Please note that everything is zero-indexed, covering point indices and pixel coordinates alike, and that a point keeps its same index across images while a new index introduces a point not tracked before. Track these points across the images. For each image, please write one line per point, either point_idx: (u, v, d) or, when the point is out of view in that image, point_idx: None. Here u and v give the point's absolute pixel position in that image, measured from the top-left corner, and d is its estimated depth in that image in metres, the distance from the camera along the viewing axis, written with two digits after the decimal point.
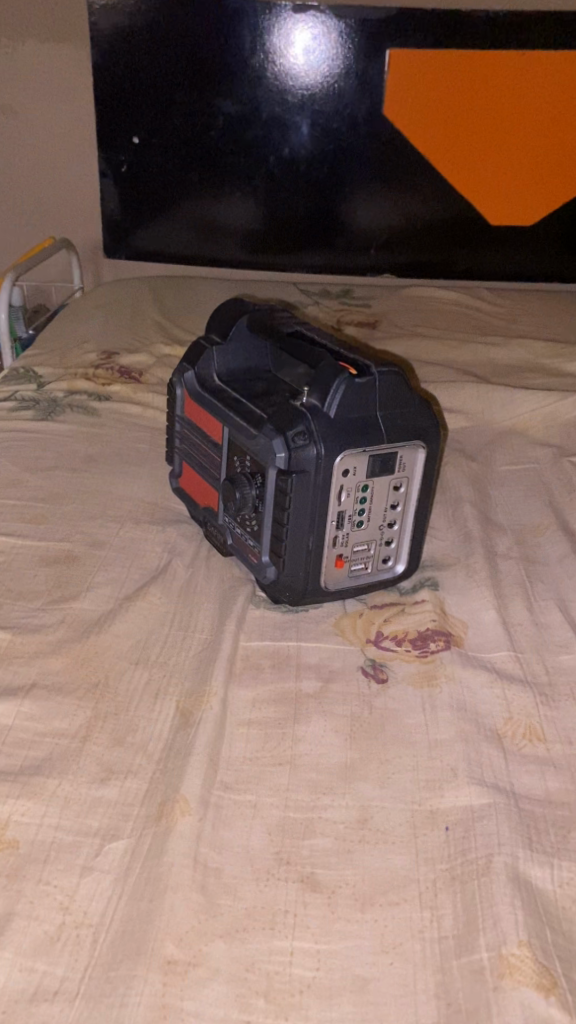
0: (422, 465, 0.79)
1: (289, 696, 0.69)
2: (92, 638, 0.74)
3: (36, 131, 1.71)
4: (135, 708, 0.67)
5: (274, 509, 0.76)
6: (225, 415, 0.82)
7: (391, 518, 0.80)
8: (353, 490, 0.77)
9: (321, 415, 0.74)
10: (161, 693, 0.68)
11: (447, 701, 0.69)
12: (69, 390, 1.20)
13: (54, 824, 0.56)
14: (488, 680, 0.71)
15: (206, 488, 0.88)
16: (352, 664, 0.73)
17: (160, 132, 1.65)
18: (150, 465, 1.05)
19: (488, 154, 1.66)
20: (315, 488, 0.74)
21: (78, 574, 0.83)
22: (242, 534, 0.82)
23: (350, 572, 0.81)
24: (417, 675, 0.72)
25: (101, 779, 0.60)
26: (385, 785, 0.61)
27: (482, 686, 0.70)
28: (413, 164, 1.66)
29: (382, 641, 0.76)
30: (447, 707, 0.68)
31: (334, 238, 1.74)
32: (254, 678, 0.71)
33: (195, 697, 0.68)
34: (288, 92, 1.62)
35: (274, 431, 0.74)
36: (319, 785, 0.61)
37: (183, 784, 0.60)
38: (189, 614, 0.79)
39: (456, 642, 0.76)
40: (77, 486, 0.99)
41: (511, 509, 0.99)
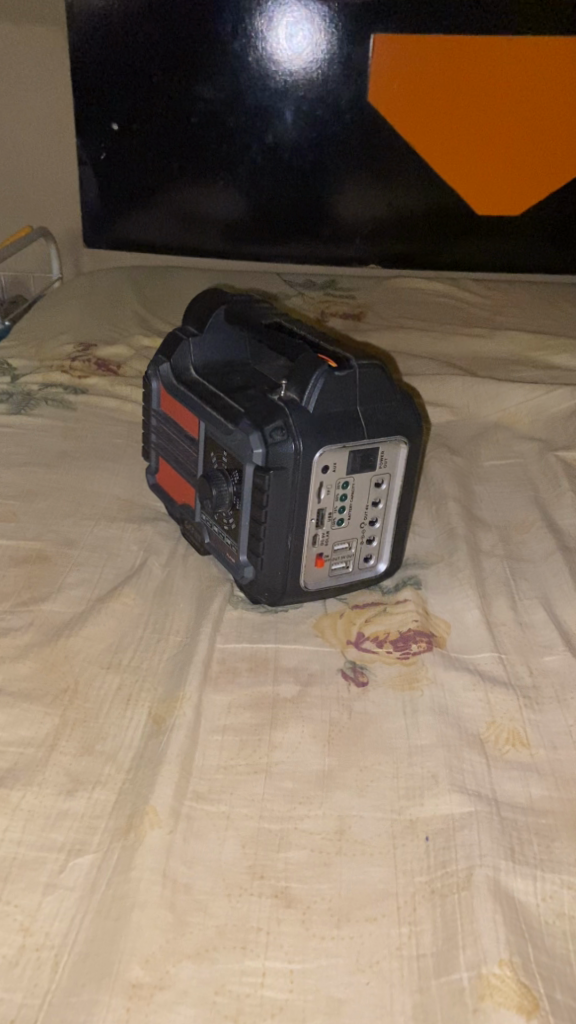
0: (405, 462, 0.77)
1: (265, 701, 0.67)
2: (61, 643, 0.72)
3: (12, 118, 1.68)
4: (105, 717, 0.65)
5: (252, 508, 0.74)
6: (201, 411, 0.80)
7: (372, 517, 0.78)
8: (333, 487, 0.75)
9: (299, 410, 0.72)
10: (133, 701, 0.66)
11: (429, 706, 0.66)
12: (44, 383, 1.17)
13: (16, 839, 0.54)
14: (471, 684, 0.68)
15: (184, 485, 0.87)
16: (331, 668, 0.71)
17: (140, 119, 1.62)
18: (126, 461, 1.03)
19: (475, 143, 1.64)
20: (293, 485, 0.73)
21: (49, 575, 0.81)
22: (219, 533, 0.80)
23: (330, 571, 0.79)
24: (399, 678, 0.69)
25: (68, 791, 0.58)
26: (364, 794, 0.59)
27: (464, 689, 0.67)
28: (397, 153, 1.64)
29: (362, 642, 0.74)
30: (428, 712, 0.65)
31: (317, 228, 1.72)
32: (231, 683, 0.69)
33: (168, 704, 0.66)
34: (271, 78, 1.59)
35: (251, 428, 0.73)
36: (295, 795, 0.58)
37: (152, 795, 0.58)
38: (163, 616, 0.77)
39: (438, 643, 0.73)
40: (51, 484, 0.96)
41: (495, 505, 0.97)
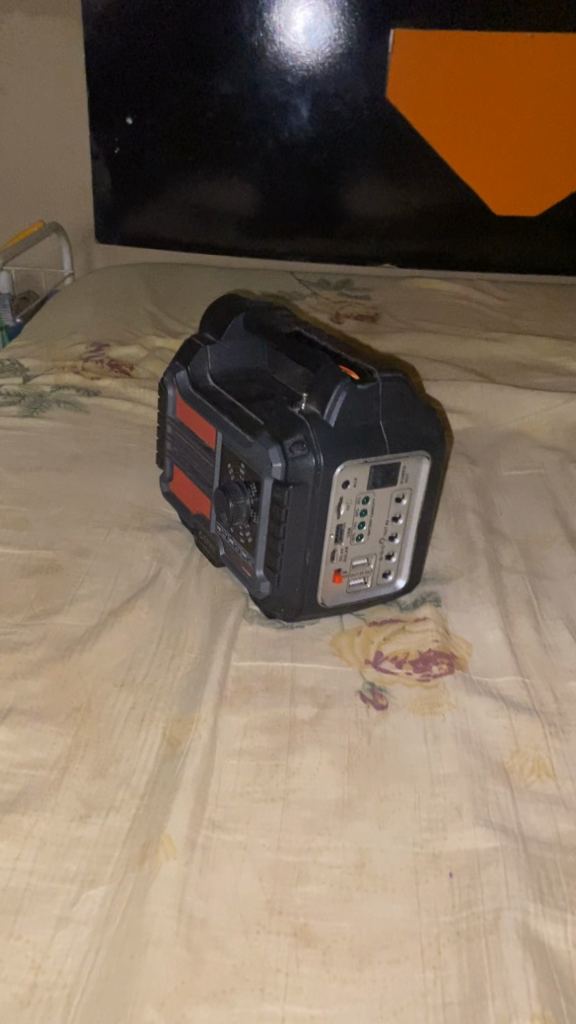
0: (426, 476, 0.75)
1: (283, 724, 0.65)
2: (73, 659, 0.70)
3: (25, 111, 1.65)
4: (118, 738, 0.63)
5: (269, 522, 0.73)
6: (219, 421, 0.78)
7: (391, 533, 0.77)
8: (353, 502, 0.73)
9: (320, 423, 0.70)
10: (147, 721, 0.65)
11: (452, 733, 0.64)
12: (56, 384, 1.15)
13: (27, 869, 0.52)
14: (494, 710, 0.66)
15: (199, 495, 0.85)
16: (350, 690, 0.69)
17: (154, 114, 1.59)
18: (139, 467, 1.01)
19: (494, 143, 1.62)
20: (313, 500, 0.71)
21: (61, 586, 0.79)
22: (235, 545, 0.79)
23: (348, 588, 0.77)
24: (420, 702, 0.67)
25: (81, 817, 0.56)
26: (385, 825, 0.57)
27: (487, 716, 0.65)
28: (415, 151, 1.62)
29: (381, 662, 0.72)
30: (450, 739, 0.63)
31: (332, 226, 1.70)
32: (247, 704, 0.67)
33: (183, 725, 0.64)
34: (288, 74, 1.56)
35: (270, 441, 0.71)
36: (313, 826, 0.57)
37: (168, 823, 0.56)
38: (177, 631, 0.75)
39: (460, 665, 0.71)
40: (62, 490, 0.95)
41: (515, 517, 0.95)
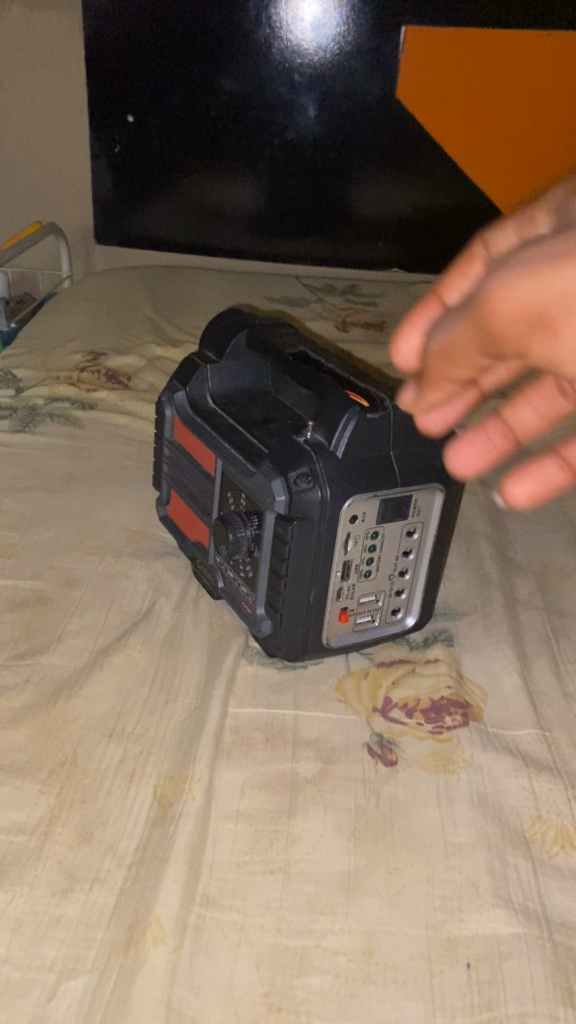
0: (440, 509, 0.70)
1: (284, 783, 0.60)
2: (59, 706, 0.65)
3: (23, 108, 1.60)
4: (105, 798, 0.58)
5: (272, 557, 0.68)
6: (219, 446, 0.73)
7: (401, 568, 0.72)
8: (361, 537, 0.68)
9: (327, 454, 0.65)
10: (138, 778, 0.60)
11: (467, 794, 0.59)
12: (50, 396, 1.10)
13: (1, 956, 0.48)
14: (513, 770, 0.61)
15: (198, 522, 0.80)
16: (356, 743, 0.64)
17: (157, 112, 1.54)
18: (135, 487, 0.96)
19: (507, 145, 1.57)
20: (318, 536, 0.66)
21: (48, 621, 0.74)
22: (235, 579, 0.74)
23: (355, 626, 0.72)
24: (432, 758, 0.62)
25: (62, 892, 0.51)
26: (395, 904, 0.52)
27: (506, 777, 0.60)
28: (425, 151, 1.57)
29: (389, 710, 0.67)
30: (466, 802, 0.58)
31: (339, 228, 1.64)
32: (245, 758, 0.62)
33: (175, 784, 0.59)
34: (296, 71, 1.51)
35: (274, 472, 0.66)
36: (316, 903, 0.52)
37: (157, 901, 0.51)
38: (172, 672, 0.70)
39: (475, 717, 0.66)
40: (54, 512, 0.90)
41: (531, 545, 0.90)
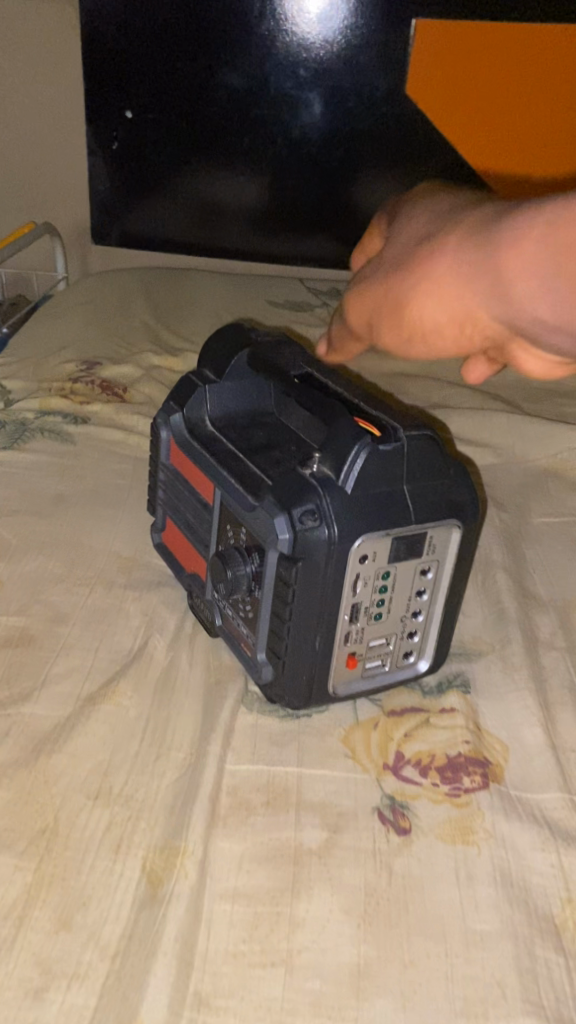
0: (456, 547, 0.65)
1: (287, 856, 0.55)
2: (41, 763, 0.60)
3: (18, 102, 1.54)
4: (89, 873, 0.53)
5: (274, 599, 0.62)
6: (218, 474, 0.68)
7: (415, 609, 0.66)
8: (371, 578, 0.62)
9: (336, 489, 0.60)
10: (125, 849, 0.54)
11: (489, 872, 0.53)
12: (41, 409, 1.05)
13: None
14: (539, 844, 0.55)
15: (194, 553, 0.75)
16: (366, 807, 0.58)
17: (156, 108, 1.48)
18: (129, 510, 0.90)
19: (521, 145, 1.50)
20: (325, 578, 0.60)
21: (32, 664, 0.69)
22: (235, 618, 0.69)
23: (364, 672, 0.66)
24: (449, 827, 0.56)
25: (36, 992, 0.46)
26: (410, 1007, 0.46)
27: (532, 852, 0.55)
28: (436, 149, 1.50)
29: (401, 768, 0.62)
30: (488, 882, 0.53)
31: (345, 228, 1.58)
32: (244, 825, 0.57)
33: (167, 857, 0.54)
34: (301, 65, 1.45)
35: (277, 507, 0.61)
36: (323, 1005, 0.46)
37: (144, 1003, 0.46)
38: (165, 722, 0.65)
39: (495, 779, 0.60)
40: (41, 538, 0.84)
41: (550, 576, 0.84)
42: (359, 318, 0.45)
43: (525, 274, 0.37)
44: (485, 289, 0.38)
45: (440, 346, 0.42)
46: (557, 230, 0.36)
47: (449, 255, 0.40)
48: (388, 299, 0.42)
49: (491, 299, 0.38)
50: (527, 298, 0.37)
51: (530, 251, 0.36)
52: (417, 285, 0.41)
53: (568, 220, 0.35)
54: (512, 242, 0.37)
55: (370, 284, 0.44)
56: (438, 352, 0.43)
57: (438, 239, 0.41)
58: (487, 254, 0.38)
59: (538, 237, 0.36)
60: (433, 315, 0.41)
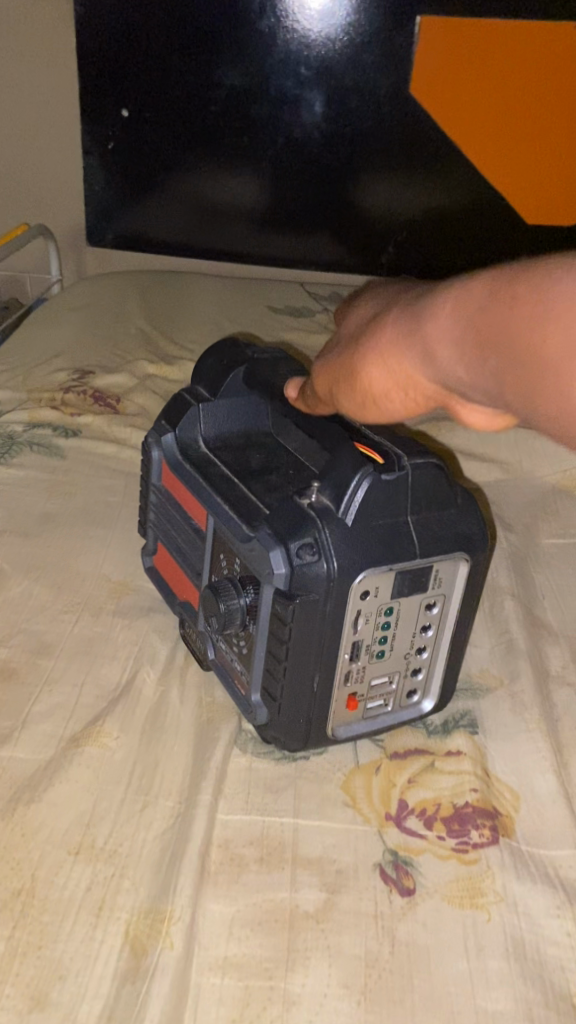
0: (464, 581, 0.60)
1: (282, 920, 0.51)
2: (19, 814, 0.56)
3: (12, 99, 1.50)
4: (67, 942, 0.49)
5: (269, 637, 0.58)
6: (210, 500, 0.64)
7: (419, 646, 0.62)
8: (373, 614, 0.58)
9: (336, 521, 0.56)
10: (107, 912, 0.50)
11: (500, 942, 0.50)
12: (30, 421, 1.01)
13: None
14: (554, 910, 0.51)
15: (186, 581, 0.70)
16: (367, 864, 0.54)
17: (152, 106, 1.44)
18: (120, 530, 0.86)
19: (529, 146, 1.46)
20: (324, 616, 0.56)
21: (13, 701, 0.65)
22: (228, 652, 0.65)
23: (365, 713, 0.62)
24: (457, 888, 0.53)
25: None
26: None
27: (547, 919, 0.51)
28: (441, 150, 1.46)
29: (405, 819, 0.58)
30: (499, 954, 0.49)
31: (346, 231, 1.54)
32: (236, 885, 0.53)
33: (152, 922, 0.50)
34: (302, 63, 1.40)
35: (273, 540, 0.57)
36: None
37: None
38: (153, 765, 0.61)
39: (505, 833, 0.57)
40: (27, 561, 0.80)
41: (561, 603, 0.80)
42: (330, 389, 0.49)
43: (447, 347, 0.39)
44: (413, 357, 0.41)
45: (396, 407, 0.45)
46: (466, 305, 0.37)
47: (384, 326, 0.43)
48: (346, 370, 0.46)
49: (420, 366, 0.41)
50: (447, 365, 0.39)
51: (447, 327, 0.38)
52: (364, 354, 0.44)
53: (472, 296, 0.37)
54: (431, 318, 0.39)
55: (340, 354, 0.48)
56: (397, 413, 0.46)
57: (383, 313, 0.44)
58: (414, 327, 0.41)
59: (449, 311, 0.38)
60: (379, 382, 0.44)
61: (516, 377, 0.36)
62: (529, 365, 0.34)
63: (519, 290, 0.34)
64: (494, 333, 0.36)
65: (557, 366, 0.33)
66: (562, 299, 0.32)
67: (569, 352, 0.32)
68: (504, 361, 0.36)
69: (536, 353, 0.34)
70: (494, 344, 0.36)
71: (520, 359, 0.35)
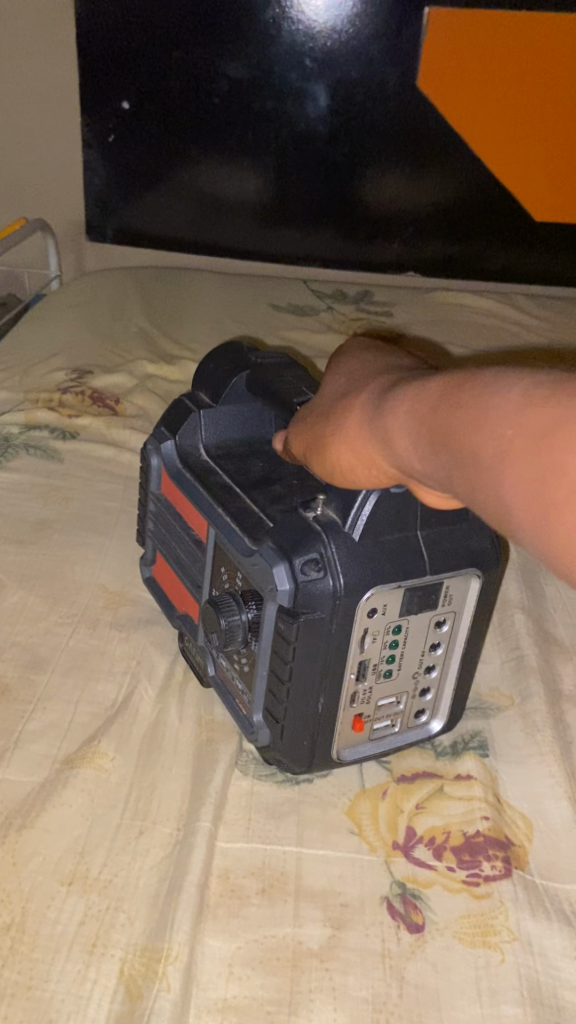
0: (476, 598, 0.58)
1: (284, 959, 0.49)
2: (10, 842, 0.53)
3: (10, 90, 1.47)
4: (58, 983, 0.46)
5: (272, 656, 0.55)
6: (211, 511, 0.61)
7: (428, 665, 0.59)
8: (381, 632, 0.55)
9: (342, 536, 0.53)
10: (101, 950, 0.48)
11: (514, 987, 0.48)
12: (27, 423, 0.98)
13: None
14: (570, 952, 0.49)
15: (186, 593, 0.68)
16: (374, 897, 0.52)
17: (153, 97, 1.40)
18: (117, 537, 0.84)
19: (538, 142, 1.44)
20: (329, 635, 0.53)
21: (5, 720, 0.62)
22: (229, 669, 0.62)
23: (371, 734, 0.60)
24: (468, 926, 0.51)
25: None
26: None
27: (562, 962, 0.49)
28: (448, 146, 1.43)
29: (413, 848, 0.55)
30: (513, 1000, 0.47)
31: (350, 227, 1.51)
32: (237, 919, 0.50)
33: (149, 961, 0.48)
34: (306, 55, 1.37)
35: (277, 554, 0.54)
36: None
37: None
38: (150, 788, 0.58)
39: (518, 865, 0.54)
40: (21, 570, 0.77)
41: (572, 616, 0.77)
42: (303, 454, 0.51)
43: (405, 439, 0.40)
44: (377, 444, 0.43)
45: (360, 483, 0.47)
46: (421, 403, 0.39)
47: (355, 409, 0.45)
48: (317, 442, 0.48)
49: (381, 451, 0.43)
50: (404, 454, 0.41)
51: (405, 421, 0.40)
52: (333, 432, 0.46)
53: (430, 398, 0.39)
54: (393, 411, 0.41)
55: (313, 424, 0.50)
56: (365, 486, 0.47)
57: (353, 395, 0.46)
58: (378, 416, 0.42)
59: (408, 407, 0.40)
60: (344, 459, 0.46)
61: (461, 476, 0.37)
62: (472, 467, 0.35)
63: (464, 396, 0.36)
64: (446, 433, 0.37)
65: (493, 473, 0.34)
66: (503, 412, 0.34)
67: (502, 463, 0.33)
68: (450, 459, 0.37)
69: (476, 456, 0.35)
70: (442, 441, 0.37)
71: (465, 460, 0.36)
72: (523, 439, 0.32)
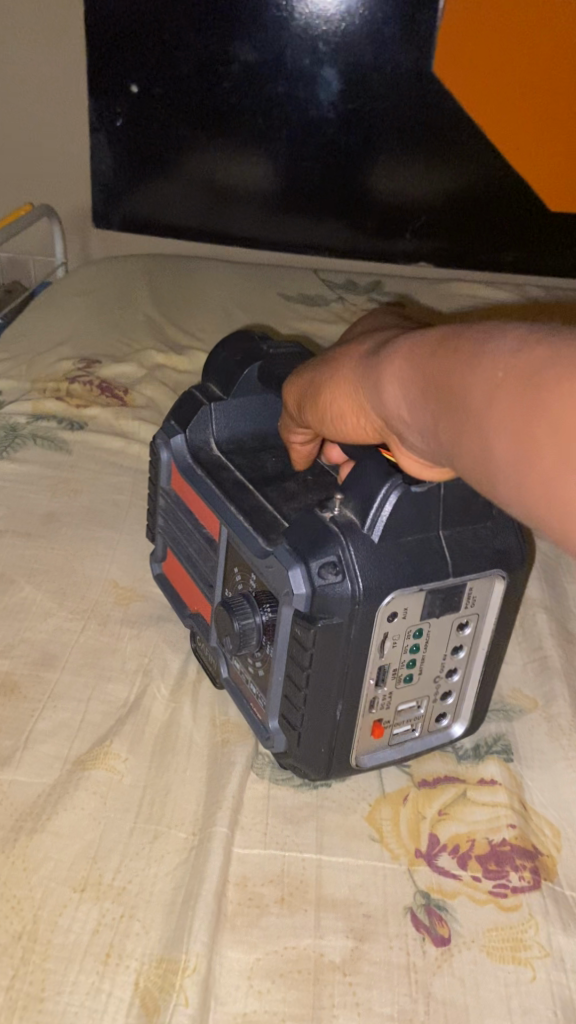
0: (500, 599, 0.56)
1: (306, 973, 0.47)
2: (20, 847, 0.51)
3: (17, 73, 1.44)
4: (72, 997, 0.45)
5: (289, 662, 0.53)
6: (224, 509, 0.59)
7: (450, 668, 0.57)
8: (402, 636, 0.53)
9: (360, 536, 0.51)
10: (115, 962, 0.46)
11: (547, 1005, 0.46)
12: (34, 413, 0.96)
13: None
14: None
15: (198, 592, 0.66)
16: (397, 908, 0.50)
17: (163, 81, 1.38)
18: (127, 531, 0.81)
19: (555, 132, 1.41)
20: (348, 641, 0.51)
21: (14, 720, 0.60)
22: (244, 673, 0.60)
23: (391, 740, 0.58)
24: (498, 939, 0.49)
25: None
26: None
27: None
28: (463, 134, 1.41)
29: (436, 857, 0.53)
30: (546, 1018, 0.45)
31: (362, 216, 1.49)
32: (257, 929, 0.49)
33: (165, 974, 0.46)
34: (319, 39, 1.34)
35: (293, 557, 0.52)
36: None
37: None
38: (164, 791, 0.56)
39: (547, 876, 0.53)
40: (29, 565, 0.75)
41: None
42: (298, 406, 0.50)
43: (394, 386, 0.38)
44: (368, 393, 0.41)
45: (347, 435, 0.45)
46: (416, 350, 0.37)
47: (350, 360, 0.43)
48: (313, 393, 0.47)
49: (371, 399, 0.41)
50: (392, 407, 0.39)
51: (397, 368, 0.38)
52: (329, 382, 0.45)
53: (427, 342, 0.37)
54: (387, 361, 0.39)
55: (310, 374, 0.48)
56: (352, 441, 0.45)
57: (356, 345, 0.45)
58: (373, 364, 0.40)
59: (403, 356, 0.38)
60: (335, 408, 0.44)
61: (446, 426, 0.35)
62: (457, 411, 0.34)
63: (460, 341, 0.34)
64: (436, 381, 0.35)
65: (478, 416, 0.32)
66: (494, 353, 0.32)
67: (491, 406, 0.32)
68: (436, 406, 0.35)
69: (463, 403, 0.33)
70: (431, 388, 0.36)
71: (452, 408, 0.34)
72: (512, 380, 0.31)
